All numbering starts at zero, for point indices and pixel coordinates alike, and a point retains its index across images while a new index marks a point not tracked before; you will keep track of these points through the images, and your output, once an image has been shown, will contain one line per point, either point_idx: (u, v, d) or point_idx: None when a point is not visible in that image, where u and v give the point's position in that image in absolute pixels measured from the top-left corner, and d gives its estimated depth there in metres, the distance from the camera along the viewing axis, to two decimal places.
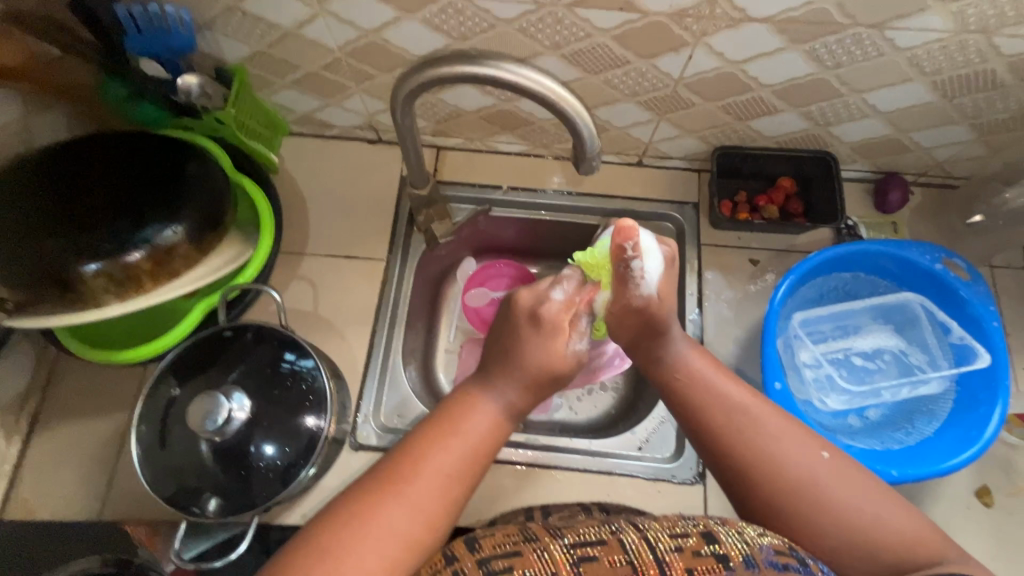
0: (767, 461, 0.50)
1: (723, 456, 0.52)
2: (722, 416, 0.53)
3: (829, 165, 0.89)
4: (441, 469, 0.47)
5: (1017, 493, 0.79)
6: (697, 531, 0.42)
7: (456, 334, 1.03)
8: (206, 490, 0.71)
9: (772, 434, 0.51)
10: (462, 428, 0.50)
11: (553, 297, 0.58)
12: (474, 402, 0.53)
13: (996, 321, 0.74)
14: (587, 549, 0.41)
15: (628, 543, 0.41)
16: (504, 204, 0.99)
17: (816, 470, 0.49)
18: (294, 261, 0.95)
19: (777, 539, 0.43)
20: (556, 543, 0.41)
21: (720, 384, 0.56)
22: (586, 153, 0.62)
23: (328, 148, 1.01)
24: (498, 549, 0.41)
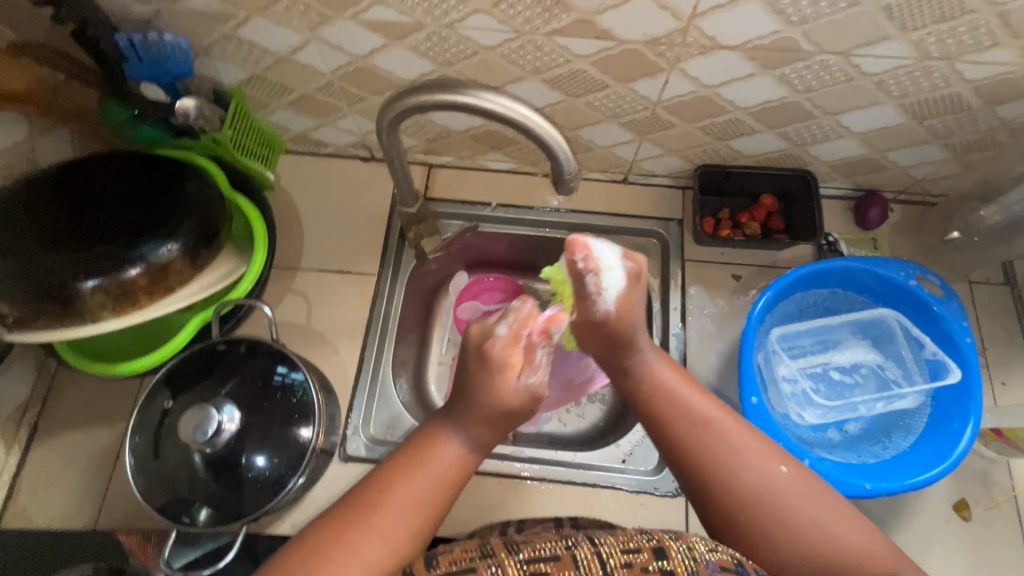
0: (725, 472, 0.51)
1: (682, 464, 0.53)
2: (682, 424, 0.54)
3: (808, 183, 0.91)
4: (409, 498, 0.48)
5: (995, 507, 0.80)
6: (649, 546, 0.44)
7: (447, 347, 1.05)
8: (197, 501, 0.73)
9: (729, 449, 0.52)
10: (432, 460, 0.51)
11: (498, 331, 0.55)
12: (442, 432, 0.53)
13: (969, 337, 0.75)
14: (540, 565, 0.42)
15: (580, 559, 0.42)
16: (493, 221, 1.02)
17: (773, 485, 0.50)
18: (288, 276, 0.98)
19: (725, 555, 0.45)
20: (510, 559, 0.42)
21: (684, 392, 0.56)
22: (564, 175, 0.65)
23: (323, 166, 1.04)
24: (454, 565, 0.42)
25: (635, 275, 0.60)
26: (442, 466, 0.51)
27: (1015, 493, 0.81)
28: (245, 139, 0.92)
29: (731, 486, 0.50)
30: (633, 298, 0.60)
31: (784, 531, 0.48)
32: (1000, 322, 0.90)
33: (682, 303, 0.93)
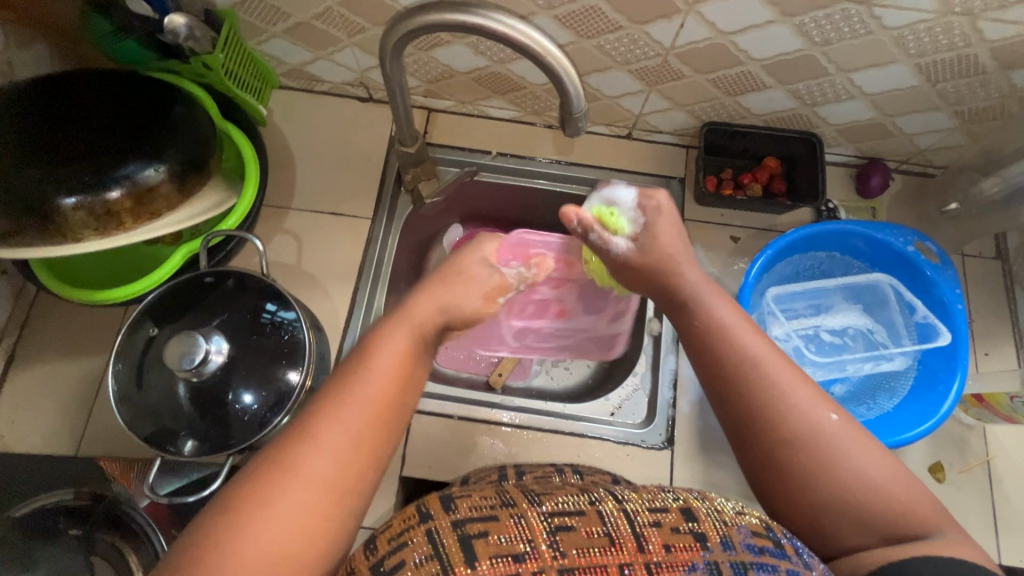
0: (777, 410, 0.51)
1: (730, 397, 0.54)
2: (735, 354, 0.54)
3: (814, 147, 0.90)
4: (350, 411, 0.46)
5: (968, 470, 0.83)
6: (676, 507, 0.46)
7: None
8: (183, 432, 0.72)
9: (780, 390, 0.52)
10: (369, 374, 0.49)
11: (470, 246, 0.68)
12: (384, 339, 0.52)
13: (961, 304, 0.77)
14: (565, 518, 0.43)
15: (606, 514, 0.44)
16: (492, 170, 1.00)
17: (825, 431, 0.50)
18: (280, 215, 0.95)
19: (755, 520, 0.46)
20: (533, 510, 0.44)
21: (742, 338, 0.55)
22: (572, 114, 0.63)
23: (318, 104, 1.00)
24: (475, 512, 0.43)
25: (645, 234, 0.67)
26: (381, 369, 0.49)
27: (988, 458, 0.84)
28: (238, 67, 0.87)
29: (781, 426, 0.51)
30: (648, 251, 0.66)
31: (820, 472, 0.49)
32: (989, 294, 0.91)
33: None
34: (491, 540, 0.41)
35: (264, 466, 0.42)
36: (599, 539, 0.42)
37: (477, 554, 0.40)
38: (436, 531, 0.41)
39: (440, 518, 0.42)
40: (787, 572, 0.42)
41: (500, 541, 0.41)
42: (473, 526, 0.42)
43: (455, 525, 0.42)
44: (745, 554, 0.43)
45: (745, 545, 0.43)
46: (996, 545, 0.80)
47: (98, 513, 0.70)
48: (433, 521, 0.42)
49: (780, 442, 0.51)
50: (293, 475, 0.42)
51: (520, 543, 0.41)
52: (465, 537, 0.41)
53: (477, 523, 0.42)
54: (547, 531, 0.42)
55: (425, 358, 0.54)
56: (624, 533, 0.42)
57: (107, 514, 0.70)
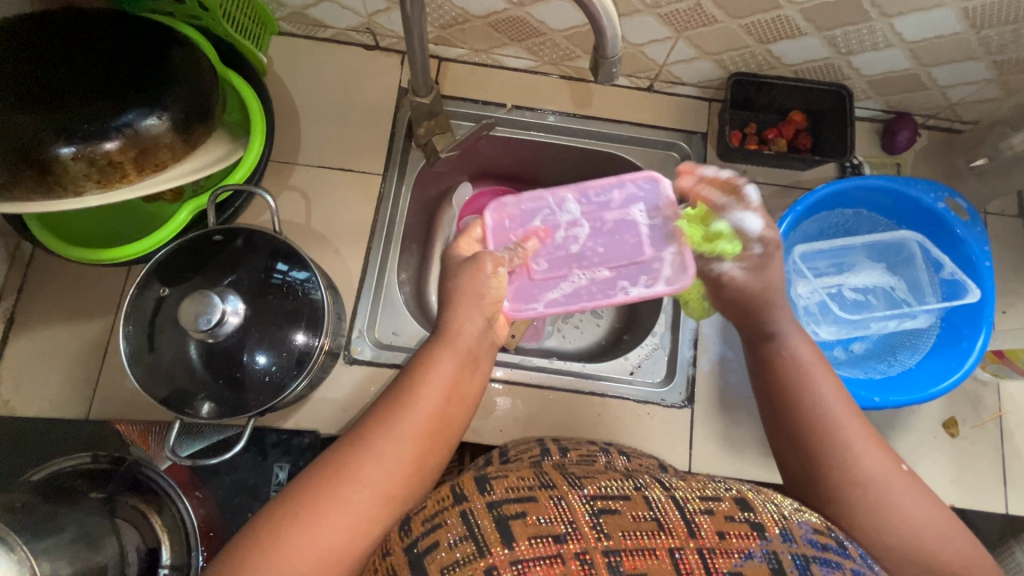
0: (837, 447, 0.56)
1: (790, 418, 0.60)
2: (835, 391, 0.59)
3: (842, 100, 0.87)
4: (389, 451, 0.50)
5: (981, 425, 0.85)
6: (730, 497, 0.45)
7: (449, 261, 1.02)
8: (199, 394, 0.70)
9: (851, 438, 0.56)
10: (423, 390, 0.54)
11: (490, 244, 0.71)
12: (435, 359, 0.57)
13: (989, 261, 0.75)
14: (607, 502, 0.43)
15: (653, 500, 0.43)
16: (507, 123, 0.95)
17: (889, 475, 0.55)
18: (285, 170, 0.90)
19: (816, 518, 0.46)
20: (575, 493, 0.43)
21: (824, 392, 0.59)
22: (607, 57, 0.59)
23: (322, 52, 0.94)
24: (511, 493, 0.43)
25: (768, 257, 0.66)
26: (431, 390, 0.54)
27: (1000, 413, 0.85)
28: (235, 8, 0.81)
29: (838, 458, 0.56)
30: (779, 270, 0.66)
31: (868, 507, 0.54)
32: (1011, 252, 0.91)
33: None
34: (529, 520, 0.41)
35: (329, 471, 0.49)
36: (646, 522, 0.41)
37: (514, 536, 0.40)
38: (471, 511, 0.41)
39: (475, 499, 0.42)
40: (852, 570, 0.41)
41: (539, 522, 0.41)
42: (510, 507, 0.42)
43: (492, 505, 0.42)
44: (806, 547, 0.42)
45: (806, 540, 0.42)
46: (1002, 495, 0.83)
47: (118, 478, 0.69)
48: (468, 503, 0.42)
49: (833, 472, 0.55)
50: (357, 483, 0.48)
51: (561, 525, 0.41)
52: (501, 518, 0.41)
53: (515, 504, 0.42)
54: (589, 513, 0.42)
55: (474, 372, 0.59)
56: (672, 518, 0.42)
57: (126, 477, 0.70)
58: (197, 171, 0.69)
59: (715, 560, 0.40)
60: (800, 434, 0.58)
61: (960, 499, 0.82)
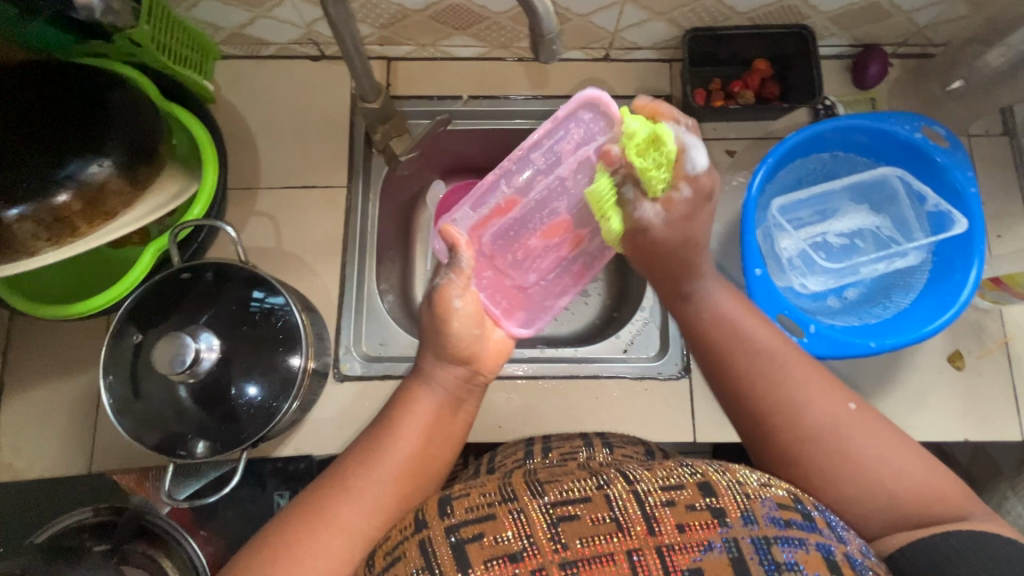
0: (787, 396, 0.55)
1: (734, 372, 0.58)
2: (743, 345, 0.58)
3: (806, 41, 0.84)
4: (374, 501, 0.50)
5: (987, 354, 0.83)
6: (693, 483, 0.46)
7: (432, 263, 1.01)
8: (191, 434, 0.70)
9: (789, 380, 0.55)
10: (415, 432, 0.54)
11: (457, 308, 0.58)
12: (424, 391, 0.58)
13: (974, 187, 0.72)
14: (567, 508, 0.44)
15: (614, 498, 0.44)
16: (466, 116, 0.93)
17: (839, 417, 0.53)
18: (248, 197, 0.89)
19: (782, 491, 0.47)
20: (535, 503, 0.45)
21: (759, 336, 0.58)
22: (543, 36, 0.57)
23: (269, 71, 0.92)
24: (470, 514, 0.44)
25: (696, 203, 0.61)
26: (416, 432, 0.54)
27: (1005, 340, 0.83)
28: (169, 39, 0.78)
29: (783, 409, 0.54)
30: (678, 228, 0.61)
31: (821, 458, 0.52)
32: (999, 173, 0.88)
33: None
34: (485, 541, 0.42)
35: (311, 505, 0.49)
36: (606, 525, 0.43)
37: (470, 560, 0.41)
38: (428, 540, 0.43)
39: (434, 525, 0.44)
40: (815, 545, 0.43)
41: (497, 541, 0.42)
42: (468, 529, 0.43)
43: (449, 530, 0.43)
44: (768, 528, 0.43)
45: (769, 520, 0.44)
46: (1016, 421, 0.81)
47: (122, 527, 0.69)
48: (427, 530, 0.43)
49: (783, 423, 0.54)
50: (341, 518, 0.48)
51: (519, 541, 0.42)
52: (460, 542, 0.42)
53: (472, 525, 0.43)
54: (548, 523, 0.43)
55: (456, 413, 0.59)
56: (632, 516, 0.43)
57: (130, 526, 0.69)
58: (151, 212, 0.67)
59: (673, 557, 0.41)
60: (749, 403, 0.56)
61: (974, 432, 0.80)
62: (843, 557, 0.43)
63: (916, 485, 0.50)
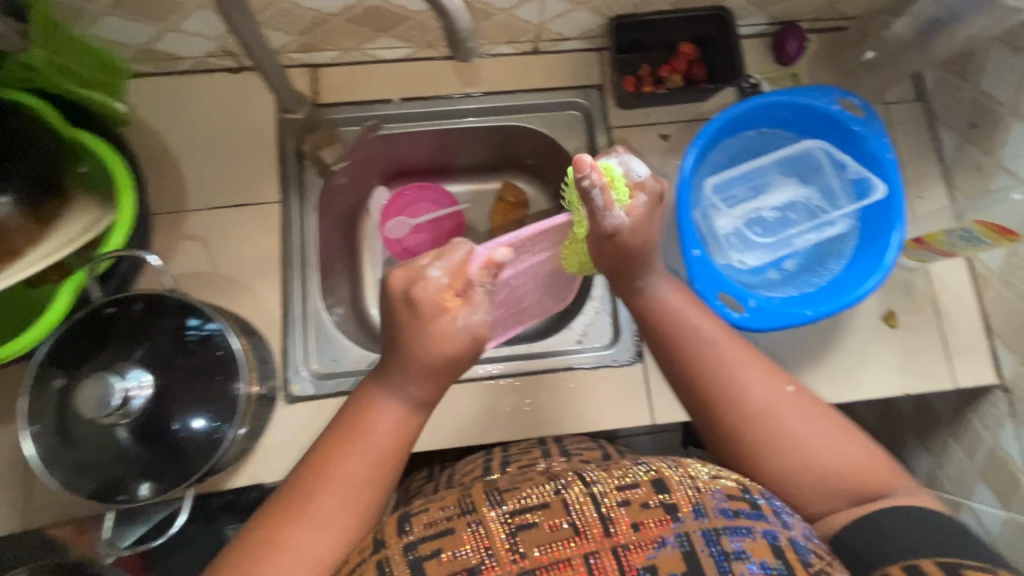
0: (730, 380, 0.58)
1: (680, 366, 0.60)
2: (685, 340, 0.60)
3: (725, 22, 0.86)
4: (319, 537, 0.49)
5: (918, 311, 0.87)
6: (647, 481, 0.48)
7: (382, 269, 1.05)
8: (132, 477, 0.67)
9: (739, 365, 0.58)
10: (371, 450, 0.53)
11: (473, 319, 0.55)
12: (378, 401, 0.56)
13: (891, 153, 0.75)
14: (526, 516, 0.46)
15: (571, 502, 0.47)
16: (398, 119, 0.92)
17: (780, 401, 0.57)
18: (176, 220, 0.84)
19: (732, 482, 0.49)
20: (493, 513, 0.46)
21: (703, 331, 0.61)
22: (459, 33, 0.56)
23: (186, 87, 0.88)
24: (429, 530, 0.46)
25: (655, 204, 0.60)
26: (372, 447, 0.54)
27: (933, 295, 0.88)
28: (69, 60, 0.73)
29: (738, 391, 0.57)
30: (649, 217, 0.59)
31: (766, 431, 0.56)
32: (914, 137, 0.92)
33: None
34: (444, 557, 0.44)
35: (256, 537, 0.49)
36: (563, 531, 0.45)
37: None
38: (386, 560, 0.44)
39: (392, 544, 0.45)
40: (762, 534, 0.46)
41: (455, 556, 0.44)
42: (427, 546, 0.44)
43: (407, 548, 0.44)
44: (718, 519, 0.46)
45: (718, 511, 0.46)
46: (949, 370, 0.86)
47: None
48: (385, 550, 0.45)
49: (728, 404, 0.57)
50: (287, 546, 0.48)
51: (477, 554, 0.44)
52: (417, 560, 0.44)
53: (430, 542, 0.45)
54: (507, 532, 0.45)
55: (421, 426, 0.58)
56: (590, 521, 0.45)
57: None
58: (59, 249, 0.63)
59: (628, 557, 0.44)
60: (702, 384, 0.58)
61: (911, 386, 0.85)
62: (788, 542, 0.46)
63: (861, 467, 0.55)
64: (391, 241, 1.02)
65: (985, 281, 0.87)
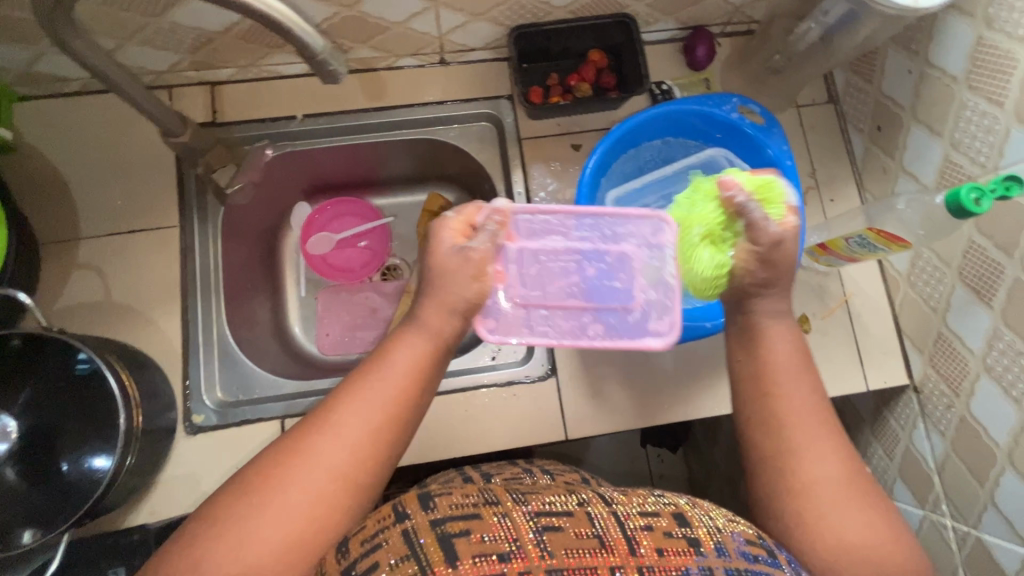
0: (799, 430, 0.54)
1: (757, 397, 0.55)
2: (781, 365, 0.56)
3: (630, 29, 0.85)
4: (329, 458, 0.49)
5: (829, 314, 0.87)
6: (669, 512, 0.52)
7: (305, 287, 1.02)
8: (13, 523, 0.64)
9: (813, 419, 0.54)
10: (383, 380, 0.52)
11: (473, 246, 0.55)
12: (403, 335, 0.55)
13: (789, 160, 0.75)
14: (553, 520, 0.48)
15: (595, 516, 0.49)
16: (304, 136, 0.89)
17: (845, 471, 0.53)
18: (68, 249, 0.81)
19: (749, 528, 0.52)
20: (518, 510, 0.49)
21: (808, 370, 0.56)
22: (315, 57, 0.55)
23: (77, 109, 0.85)
24: (454, 513, 0.48)
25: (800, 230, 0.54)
26: (396, 372, 0.53)
27: (845, 298, 0.88)
28: None
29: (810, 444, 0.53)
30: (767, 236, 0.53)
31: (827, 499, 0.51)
32: (827, 140, 0.92)
33: (526, 186, 0.88)
34: (472, 538, 0.46)
35: (283, 452, 0.49)
36: (588, 539, 0.47)
37: (457, 554, 0.44)
38: (411, 529, 0.47)
39: (418, 516, 0.48)
40: None
41: (483, 539, 0.46)
42: (453, 525, 0.47)
43: (434, 524, 0.47)
44: (740, 561, 0.48)
45: (739, 553, 0.48)
46: (861, 372, 0.86)
47: None
48: (410, 521, 0.47)
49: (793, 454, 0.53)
50: (299, 467, 0.48)
51: (507, 542, 0.46)
52: (445, 534, 0.46)
53: (457, 523, 0.47)
54: (533, 530, 0.47)
55: (442, 363, 0.56)
56: (614, 536, 0.47)
57: None
58: None
59: None
60: (771, 419, 0.54)
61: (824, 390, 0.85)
62: None
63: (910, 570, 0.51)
64: (313, 259, 1.00)
65: (894, 283, 0.88)
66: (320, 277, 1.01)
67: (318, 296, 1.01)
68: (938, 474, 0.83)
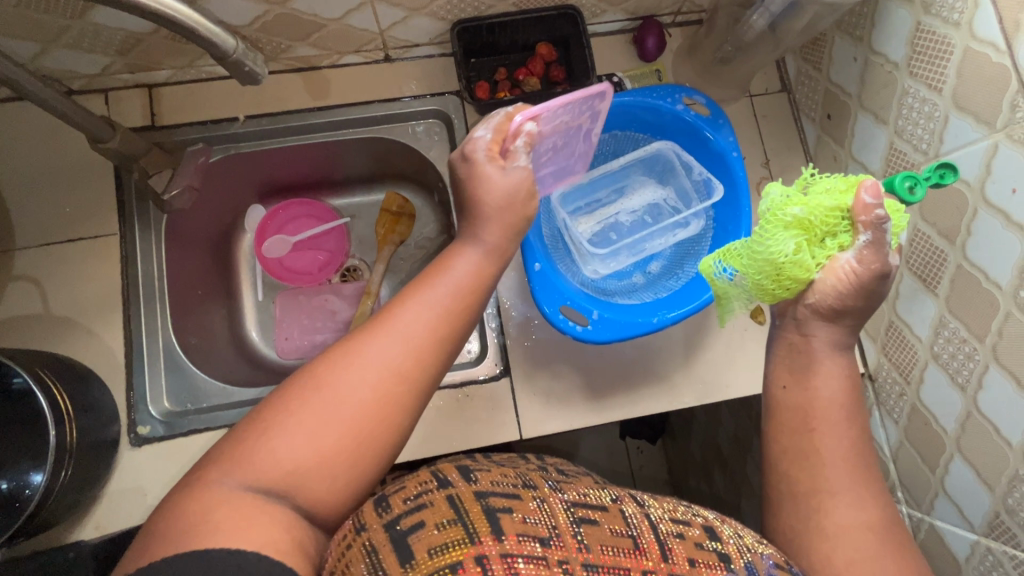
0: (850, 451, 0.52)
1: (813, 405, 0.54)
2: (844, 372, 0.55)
3: (576, 21, 0.84)
4: (388, 347, 0.46)
5: None
6: (700, 524, 0.47)
7: (262, 291, 1.00)
8: None
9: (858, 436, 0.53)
10: (442, 283, 0.51)
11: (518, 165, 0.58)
12: (460, 249, 0.55)
13: (736, 152, 0.74)
14: (589, 513, 0.44)
15: (630, 515, 0.45)
16: (248, 137, 0.87)
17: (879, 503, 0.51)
18: (4, 261, 0.79)
19: (776, 552, 0.48)
20: (557, 497, 0.45)
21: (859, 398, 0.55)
22: (225, 56, 0.53)
23: (9, 116, 0.82)
24: (497, 488, 0.44)
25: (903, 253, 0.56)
26: (453, 281, 0.52)
27: None
28: None
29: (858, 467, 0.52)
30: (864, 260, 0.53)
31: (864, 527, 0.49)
32: (781, 129, 0.91)
33: None
34: (516, 517, 0.42)
35: (348, 344, 0.47)
36: (625, 539, 0.43)
37: (502, 529, 0.40)
38: (456, 496, 0.42)
39: (461, 485, 0.43)
40: None
41: (526, 521, 0.41)
42: (498, 499, 0.43)
43: (478, 495, 0.43)
44: None
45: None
46: None
47: None
48: (453, 488, 0.43)
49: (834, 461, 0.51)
50: (365, 355, 0.46)
51: (546, 527, 0.42)
52: (490, 507, 0.42)
53: (502, 498, 0.43)
54: (572, 521, 0.43)
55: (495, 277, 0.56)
56: (648, 539, 0.43)
57: None
58: None
59: None
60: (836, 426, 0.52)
61: None
62: None
63: None
64: (268, 262, 0.97)
65: None
66: (276, 280, 0.99)
67: (276, 299, 0.98)
68: (894, 462, 0.83)
